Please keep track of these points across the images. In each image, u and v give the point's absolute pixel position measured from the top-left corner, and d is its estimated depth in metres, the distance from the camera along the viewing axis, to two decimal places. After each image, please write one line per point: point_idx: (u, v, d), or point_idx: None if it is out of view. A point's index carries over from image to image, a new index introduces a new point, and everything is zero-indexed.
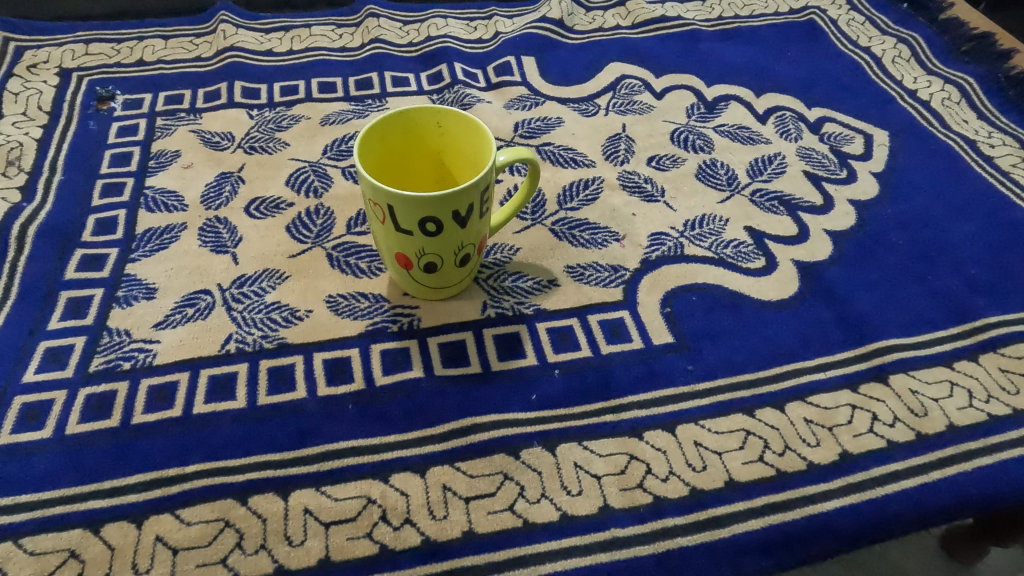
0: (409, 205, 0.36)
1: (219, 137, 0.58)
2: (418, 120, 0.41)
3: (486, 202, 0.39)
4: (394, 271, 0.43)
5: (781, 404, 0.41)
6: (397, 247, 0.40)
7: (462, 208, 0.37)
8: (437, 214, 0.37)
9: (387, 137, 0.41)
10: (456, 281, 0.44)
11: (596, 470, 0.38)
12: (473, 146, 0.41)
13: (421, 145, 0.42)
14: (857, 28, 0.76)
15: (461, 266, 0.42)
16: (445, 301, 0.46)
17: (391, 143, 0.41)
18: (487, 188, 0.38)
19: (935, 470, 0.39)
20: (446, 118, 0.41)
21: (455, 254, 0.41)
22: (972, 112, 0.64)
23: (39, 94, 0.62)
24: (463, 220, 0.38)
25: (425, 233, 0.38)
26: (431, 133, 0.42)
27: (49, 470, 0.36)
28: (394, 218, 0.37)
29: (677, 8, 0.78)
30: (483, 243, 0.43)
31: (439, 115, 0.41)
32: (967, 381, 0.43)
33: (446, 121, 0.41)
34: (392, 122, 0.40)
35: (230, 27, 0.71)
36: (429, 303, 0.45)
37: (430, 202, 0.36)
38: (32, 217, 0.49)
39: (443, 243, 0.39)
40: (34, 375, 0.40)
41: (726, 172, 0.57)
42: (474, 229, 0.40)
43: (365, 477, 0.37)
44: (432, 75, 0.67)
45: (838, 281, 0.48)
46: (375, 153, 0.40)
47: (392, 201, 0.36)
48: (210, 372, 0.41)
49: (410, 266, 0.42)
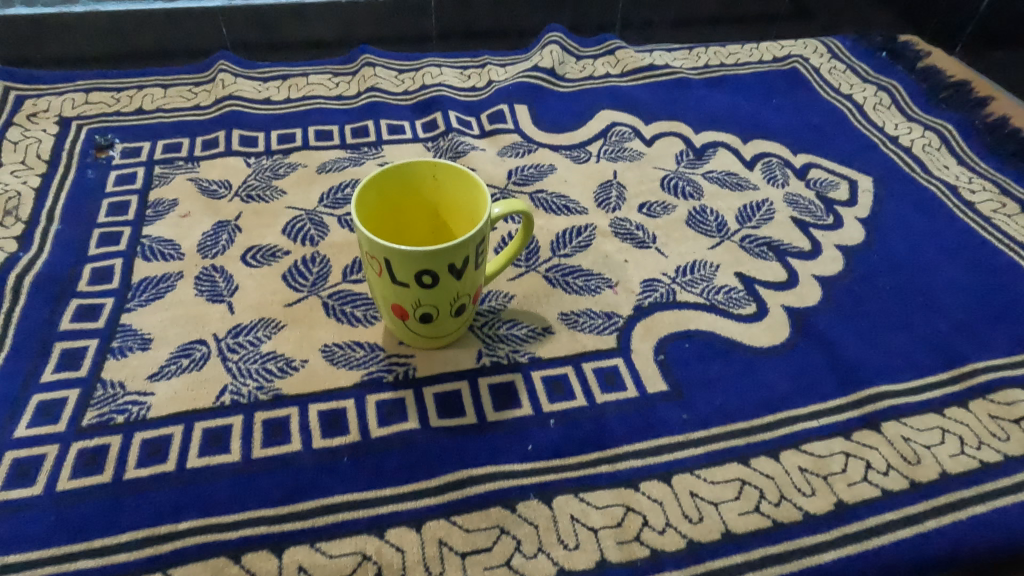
0: (407, 258, 0.37)
1: (217, 186, 0.58)
2: (415, 174, 0.42)
3: (482, 254, 0.40)
4: (390, 321, 0.44)
5: (776, 452, 0.41)
6: (393, 298, 0.40)
7: (458, 260, 0.38)
8: (433, 267, 0.37)
9: (384, 191, 0.41)
10: (452, 330, 0.44)
11: (593, 523, 0.38)
12: (468, 200, 0.42)
13: (417, 198, 0.43)
14: (838, 76, 0.78)
15: (456, 315, 0.43)
16: (440, 349, 0.46)
17: (388, 197, 0.42)
18: (483, 240, 0.39)
19: (930, 519, 0.39)
20: (441, 172, 0.42)
21: (450, 305, 0.41)
22: (952, 158, 0.66)
23: (38, 143, 0.62)
24: (458, 272, 0.39)
25: (421, 285, 0.38)
26: (427, 185, 0.42)
27: (38, 529, 0.36)
28: (390, 270, 0.38)
29: (665, 57, 0.81)
30: (479, 293, 0.43)
31: (435, 169, 0.42)
32: (958, 428, 0.43)
33: (442, 173, 0.42)
34: (389, 176, 0.41)
35: (229, 77, 0.73)
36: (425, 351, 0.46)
37: (426, 256, 0.36)
38: (27, 268, 0.49)
39: (439, 294, 0.40)
40: (25, 430, 0.40)
41: (716, 219, 0.58)
42: (470, 280, 0.40)
43: (360, 533, 0.37)
44: (427, 124, 0.68)
45: (827, 327, 0.49)
46: (372, 207, 0.41)
47: (390, 255, 0.37)
48: (204, 426, 0.41)
49: (406, 317, 0.42)
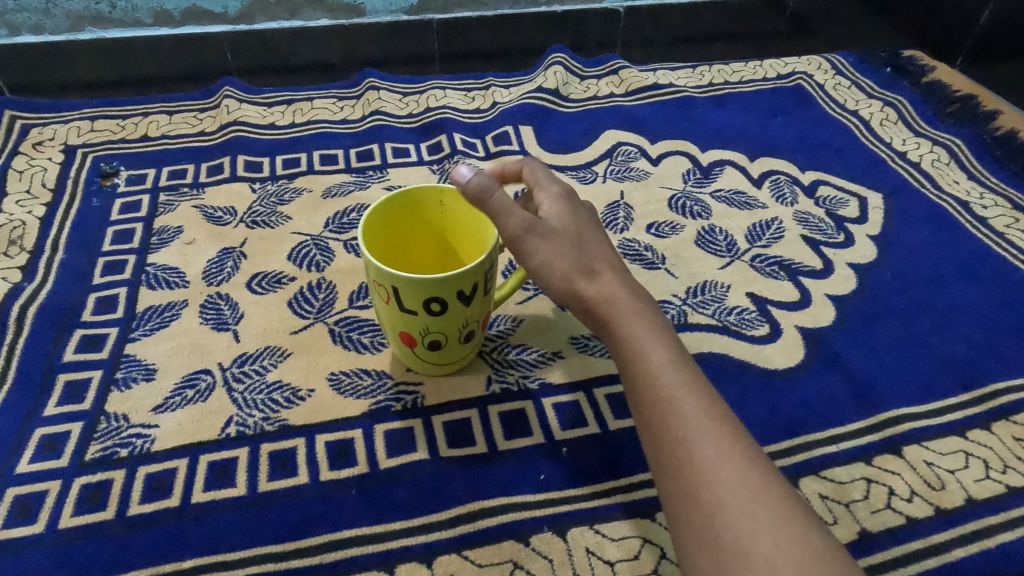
0: (415, 286, 0.36)
1: (222, 213, 0.58)
2: (421, 198, 0.41)
3: (491, 280, 0.39)
4: (397, 348, 0.43)
5: (795, 479, 0.40)
6: (401, 325, 0.40)
7: (467, 287, 0.37)
8: (442, 294, 0.37)
9: (391, 217, 0.40)
10: (460, 357, 0.43)
11: (609, 557, 0.36)
12: (475, 225, 0.41)
13: (424, 223, 0.42)
14: (843, 92, 0.78)
15: (465, 342, 0.42)
16: (448, 375, 0.45)
17: (395, 222, 0.41)
18: (493, 266, 0.38)
19: (958, 547, 0.37)
20: (448, 197, 0.41)
21: (459, 332, 0.40)
22: (962, 173, 0.65)
23: (43, 172, 0.62)
24: (468, 299, 0.38)
25: (430, 312, 0.38)
26: (434, 209, 0.42)
27: (39, 569, 0.35)
28: (398, 297, 0.37)
29: (668, 76, 0.81)
30: (489, 318, 0.43)
31: (441, 194, 0.41)
32: (981, 452, 0.42)
33: (449, 198, 0.41)
34: (395, 202, 0.40)
35: (234, 103, 0.73)
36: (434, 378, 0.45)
37: (435, 283, 0.36)
38: (31, 299, 0.49)
39: (447, 321, 0.39)
40: (27, 466, 0.39)
41: (725, 239, 0.57)
42: (479, 307, 0.40)
43: (370, 569, 0.36)
44: (432, 146, 0.68)
45: (843, 348, 0.48)
46: (380, 233, 0.40)
47: (398, 284, 0.36)
48: (209, 459, 0.40)
49: (414, 344, 0.41)
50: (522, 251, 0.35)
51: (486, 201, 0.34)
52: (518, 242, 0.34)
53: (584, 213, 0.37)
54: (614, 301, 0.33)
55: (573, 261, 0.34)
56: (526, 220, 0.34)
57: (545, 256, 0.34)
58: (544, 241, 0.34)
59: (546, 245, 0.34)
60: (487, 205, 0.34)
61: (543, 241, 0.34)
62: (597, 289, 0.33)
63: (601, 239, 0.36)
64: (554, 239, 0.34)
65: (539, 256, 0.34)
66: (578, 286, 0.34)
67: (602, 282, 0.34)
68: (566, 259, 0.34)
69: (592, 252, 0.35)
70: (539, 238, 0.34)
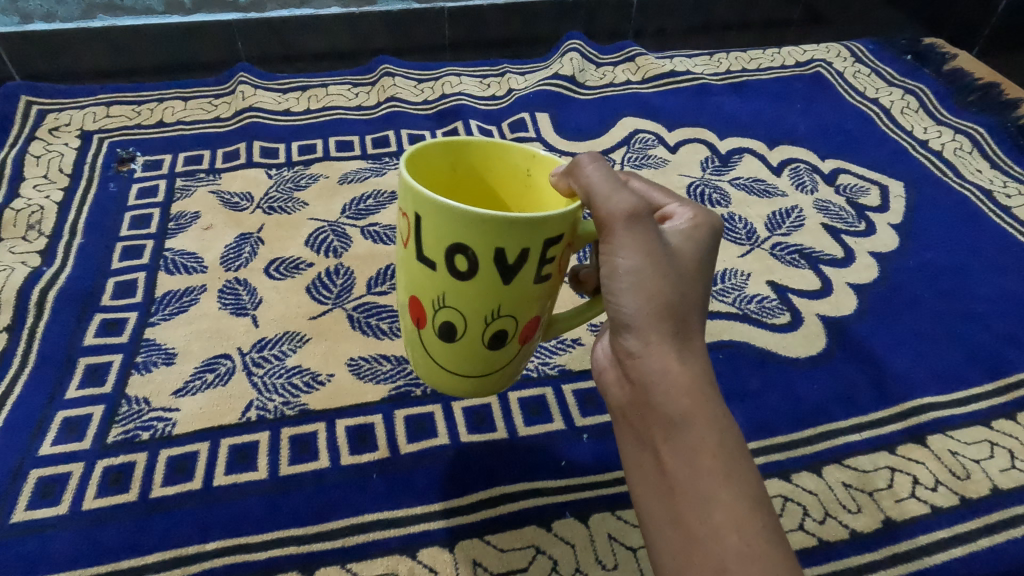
0: (442, 218, 0.25)
1: (238, 199, 0.58)
2: (507, 160, 0.31)
3: (550, 261, 0.27)
4: (403, 328, 0.31)
5: (819, 467, 0.40)
6: (414, 286, 0.29)
7: (508, 249, 0.25)
8: (474, 247, 0.25)
9: (461, 165, 0.31)
10: (480, 367, 0.30)
11: (631, 543, 0.36)
12: (559, 200, 0.30)
13: (495, 194, 0.32)
14: (863, 79, 0.77)
15: (491, 347, 0.29)
16: (454, 375, 0.31)
17: (465, 176, 0.31)
18: (555, 243, 0.26)
19: (984, 537, 0.37)
20: (539, 169, 0.30)
21: (484, 327, 0.28)
22: (985, 162, 0.65)
23: (60, 157, 0.62)
24: (508, 270, 0.26)
25: (450, 270, 0.26)
26: (519, 181, 0.31)
27: (61, 549, 0.34)
28: (418, 233, 0.26)
29: (686, 63, 0.80)
30: (536, 329, 0.30)
31: (531, 163, 0.31)
32: (1007, 442, 0.42)
33: (539, 172, 0.31)
34: (472, 150, 0.31)
35: (249, 89, 0.73)
36: (437, 376, 0.31)
37: (467, 219, 0.25)
38: (50, 283, 0.49)
39: (472, 297, 0.27)
40: (50, 448, 0.39)
41: (745, 227, 0.57)
42: (522, 296, 0.27)
43: (392, 552, 0.35)
44: (448, 133, 0.68)
45: (866, 337, 0.48)
46: (441, 178, 0.31)
47: (420, 210, 0.26)
48: (231, 443, 0.40)
49: (424, 324, 0.29)
50: (607, 246, 0.27)
51: (591, 171, 0.27)
52: (608, 230, 0.26)
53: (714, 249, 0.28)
54: (689, 381, 0.26)
55: (666, 295, 0.26)
56: (633, 207, 0.26)
57: (633, 265, 0.26)
58: (641, 245, 0.26)
59: (641, 250, 0.26)
60: (588, 175, 0.27)
61: (639, 243, 0.26)
62: (677, 350, 0.27)
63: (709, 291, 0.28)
64: (655, 247, 0.26)
65: (624, 260, 0.26)
66: (653, 327, 0.27)
67: (685, 347, 0.27)
68: (658, 288, 0.26)
69: (692, 301, 0.27)
70: (636, 237, 0.26)
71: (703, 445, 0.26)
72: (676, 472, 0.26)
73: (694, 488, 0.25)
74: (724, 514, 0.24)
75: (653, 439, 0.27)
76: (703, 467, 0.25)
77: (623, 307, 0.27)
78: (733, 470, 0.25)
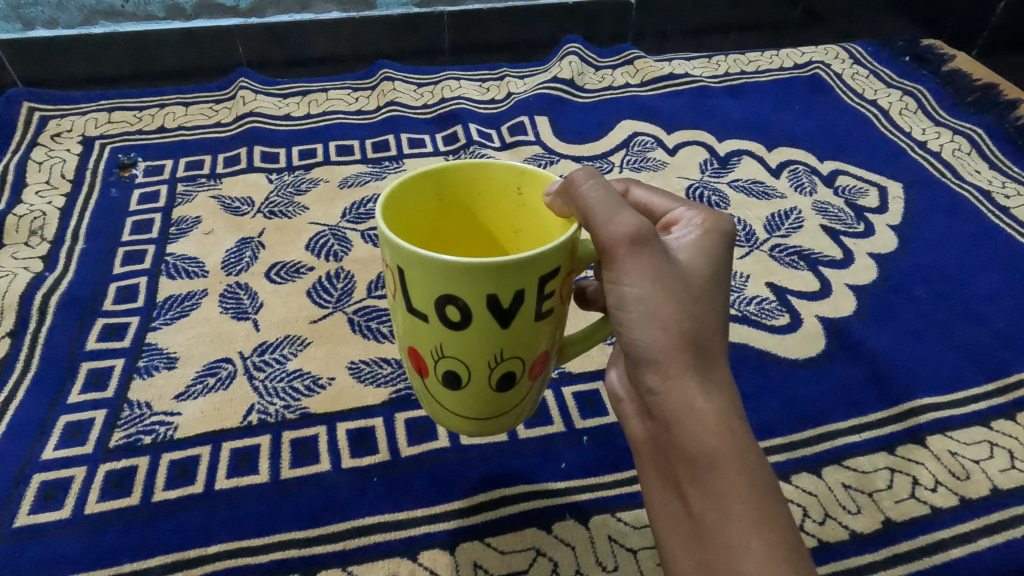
0: (426, 272, 0.25)
1: (240, 204, 0.58)
2: (494, 179, 0.31)
3: (550, 296, 0.27)
4: (407, 374, 0.31)
5: (819, 469, 0.40)
6: (411, 337, 0.29)
7: (502, 291, 0.25)
8: (464, 296, 0.25)
9: (446, 193, 0.31)
10: (489, 410, 0.30)
11: (631, 544, 0.36)
12: (562, 224, 0.29)
13: (486, 216, 0.32)
14: (861, 81, 0.78)
15: (499, 388, 0.29)
16: (466, 419, 0.31)
17: (454, 201, 0.31)
18: (552, 276, 0.26)
19: (984, 537, 0.37)
20: (529, 185, 0.30)
21: (489, 370, 0.28)
22: (983, 163, 0.65)
23: (62, 163, 0.63)
24: (505, 313, 0.26)
25: (445, 320, 0.26)
26: (509, 197, 0.31)
27: (64, 553, 0.34)
28: (404, 287, 0.26)
29: (684, 66, 0.80)
30: (545, 361, 0.30)
31: (520, 179, 0.30)
32: (1007, 442, 0.42)
33: (529, 187, 0.30)
34: (456, 176, 0.30)
35: (249, 94, 0.73)
36: (448, 419, 0.32)
37: (456, 271, 0.24)
38: (52, 288, 0.49)
39: (471, 343, 0.27)
40: (53, 452, 0.39)
41: (744, 229, 0.57)
42: (524, 335, 0.27)
43: (393, 555, 0.35)
44: (447, 136, 0.68)
45: (865, 338, 0.48)
46: (429, 210, 0.31)
47: (405, 265, 0.26)
48: (232, 447, 0.40)
49: (426, 372, 0.29)
50: (612, 273, 0.27)
51: (587, 190, 0.26)
52: (612, 257, 0.26)
53: (723, 262, 0.28)
54: (712, 421, 0.26)
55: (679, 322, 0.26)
56: (635, 231, 0.26)
57: (643, 294, 0.26)
58: (649, 272, 0.26)
59: (649, 277, 0.26)
60: (585, 194, 0.26)
61: (645, 270, 0.26)
62: (694, 380, 0.27)
63: (724, 308, 0.28)
64: (666, 275, 0.26)
65: (632, 289, 0.26)
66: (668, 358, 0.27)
67: (703, 376, 0.27)
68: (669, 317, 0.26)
69: (706, 325, 0.27)
70: (642, 264, 0.26)
71: (729, 488, 0.26)
72: (702, 518, 0.26)
73: (716, 525, 0.25)
74: (747, 550, 0.24)
75: (677, 481, 0.27)
76: (725, 502, 0.26)
77: (635, 338, 0.27)
78: (757, 503, 0.25)
